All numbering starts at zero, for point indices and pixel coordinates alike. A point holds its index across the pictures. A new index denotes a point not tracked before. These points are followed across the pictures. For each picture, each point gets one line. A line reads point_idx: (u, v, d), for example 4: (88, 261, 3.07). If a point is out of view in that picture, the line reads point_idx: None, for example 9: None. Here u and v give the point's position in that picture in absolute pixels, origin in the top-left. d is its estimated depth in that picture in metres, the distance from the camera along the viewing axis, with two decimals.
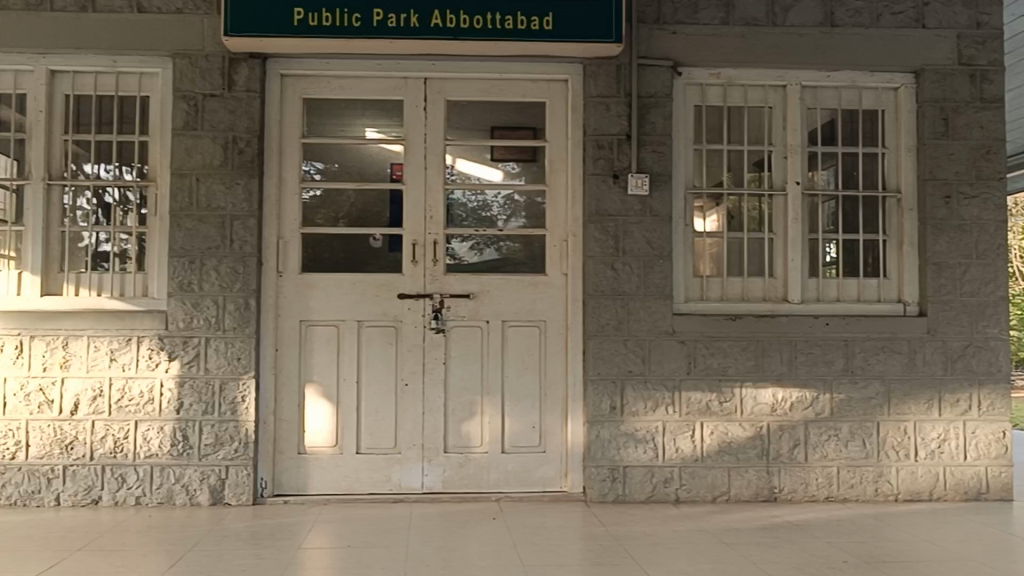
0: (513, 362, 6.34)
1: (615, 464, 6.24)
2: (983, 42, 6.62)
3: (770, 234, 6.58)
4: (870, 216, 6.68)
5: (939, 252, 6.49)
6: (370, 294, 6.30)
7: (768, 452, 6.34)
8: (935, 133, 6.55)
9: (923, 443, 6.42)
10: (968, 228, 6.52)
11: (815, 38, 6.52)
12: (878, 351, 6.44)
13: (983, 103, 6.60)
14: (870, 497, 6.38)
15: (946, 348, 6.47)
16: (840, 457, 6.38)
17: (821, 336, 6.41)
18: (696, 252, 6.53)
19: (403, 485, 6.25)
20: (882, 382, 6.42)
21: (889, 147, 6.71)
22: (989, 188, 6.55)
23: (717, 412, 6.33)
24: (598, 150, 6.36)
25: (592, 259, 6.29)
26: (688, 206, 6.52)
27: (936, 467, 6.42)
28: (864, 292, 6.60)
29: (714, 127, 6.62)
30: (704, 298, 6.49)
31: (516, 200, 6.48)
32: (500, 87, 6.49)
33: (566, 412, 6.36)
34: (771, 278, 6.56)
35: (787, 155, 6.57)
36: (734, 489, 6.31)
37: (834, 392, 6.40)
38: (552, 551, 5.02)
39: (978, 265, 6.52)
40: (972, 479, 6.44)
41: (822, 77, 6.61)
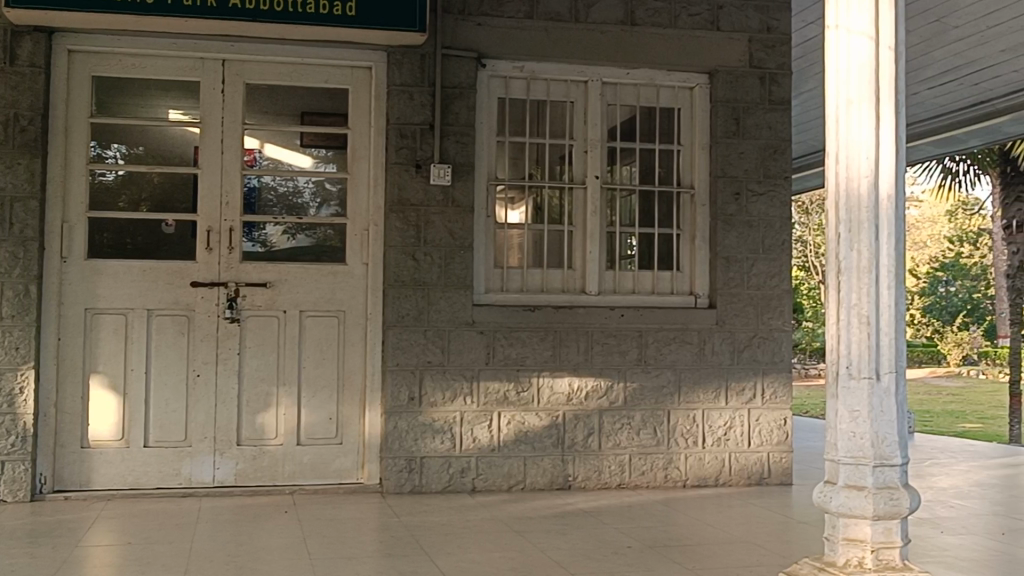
0: (310, 352, 6.24)
1: (413, 455, 6.24)
2: (772, 47, 6.91)
3: (570, 226, 6.69)
4: (666, 212, 6.86)
5: (729, 247, 6.75)
6: (162, 282, 6.07)
7: (563, 440, 6.45)
8: (726, 133, 6.80)
9: (710, 430, 6.67)
10: (756, 224, 6.80)
11: (616, 36, 6.66)
12: (669, 341, 6.64)
13: (772, 105, 6.89)
14: (660, 483, 6.58)
15: (734, 339, 6.73)
16: (632, 445, 6.56)
17: (616, 327, 6.56)
18: (498, 243, 6.58)
19: (193, 479, 6.07)
20: (674, 371, 6.63)
21: (683, 145, 6.91)
22: (775, 186, 6.85)
23: (515, 402, 6.40)
24: (400, 139, 6.32)
25: (393, 249, 6.27)
26: (489, 198, 6.56)
27: (722, 453, 6.68)
28: (658, 284, 6.79)
29: (516, 119, 6.66)
30: (504, 289, 6.55)
31: (326, 187, 6.38)
32: (301, 71, 6.34)
33: (363, 403, 6.31)
34: (570, 270, 6.66)
35: (587, 149, 6.68)
36: (530, 477, 6.40)
37: (627, 381, 6.57)
38: (345, 543, 4.98)
39: (764, 259, 6.80)
40: (755, 463, 6.73)
41: (621, 74, 6.75)
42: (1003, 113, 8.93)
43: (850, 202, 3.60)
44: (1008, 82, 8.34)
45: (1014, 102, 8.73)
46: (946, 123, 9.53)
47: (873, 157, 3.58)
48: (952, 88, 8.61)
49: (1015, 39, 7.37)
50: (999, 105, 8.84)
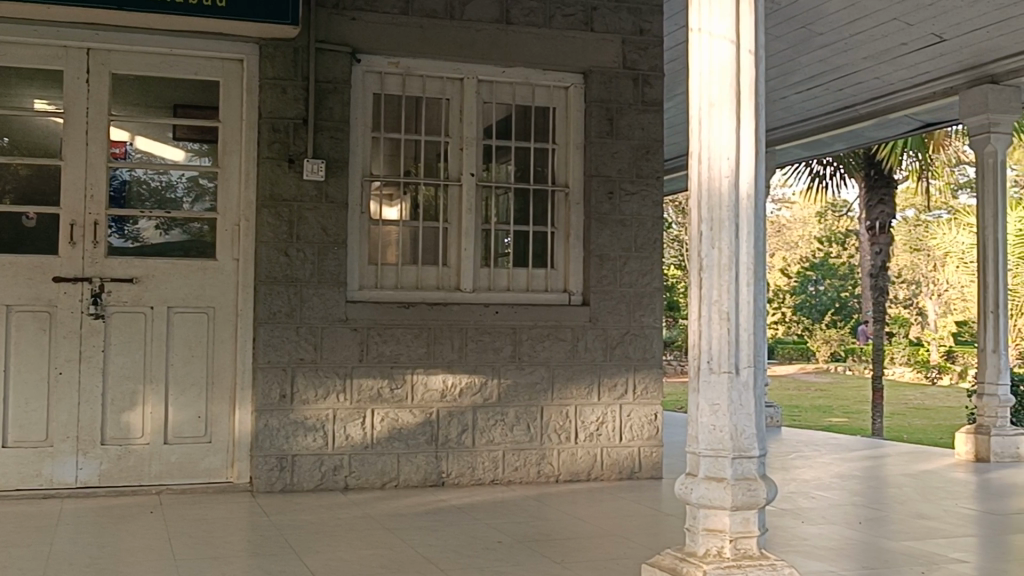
0: (179, 349, 6.11)
1: (284, 453, 6.17)
2: (645, 49, 7.03)
3: (445, 223, 6.69)
4: (541, 210, 6.92)
5: (602, 245, 6.84)
6: (22, 277, 5.87)
7: (437, 437, 6.46)
8: (600, 133, 6.89)
9: (582, 426, 6.75)
10: (628, 223, 6.91)
11: (491, 34, 6.69)
12: (543, 338, 6.71)
13: (644, 106, 7.01)
14: (533, 478, 6.64)
15: (606, 336, 6.83)
16: (506, 441, 6.60)
17: (490, 323, 6.60)
18: (373, 239, 6.54)
19: (55, 480, 5.89)
20: (547, 368, 6.70)
21: (558, 144, 6.98)
22: (647, 186, 6.97)
23: (388, 399, 6.38)
24: (272, 134, 6.24)
25: (264, 244, 6.19)
26: (363, 193, 6.52)
27: (594, 448, 6.77)
28: (533, 282, 6.84)
29: (391, 116, 6.64)
30: (378, 286, 6.52)
31: (201, 182, 6.25)
32: (170, 62, 6.20)
33: (233, 401, 6.20)
34: (444, 267, 6.66)
35: (462, 147, 6.69)
36: (403, 474, 6.38)
37: (501, 378, 6.61)
38: (213, 543, 4.89)
39: (636, 257, 6.92)
40: (626, 458, 6.84)
41: (497, 72, 6.78)
42: (865, 118, 9.26)
43: (712, 201, 3.69)
44: (869, 88, 8.64)
45: (875, 107, 9.06)
46: (812, 127, 9.83)
47: (734, 157, 3.68)
48: (818, 93, 8.88)
49: (876, 47, 7.65)
50: (862, 110, 9.16)
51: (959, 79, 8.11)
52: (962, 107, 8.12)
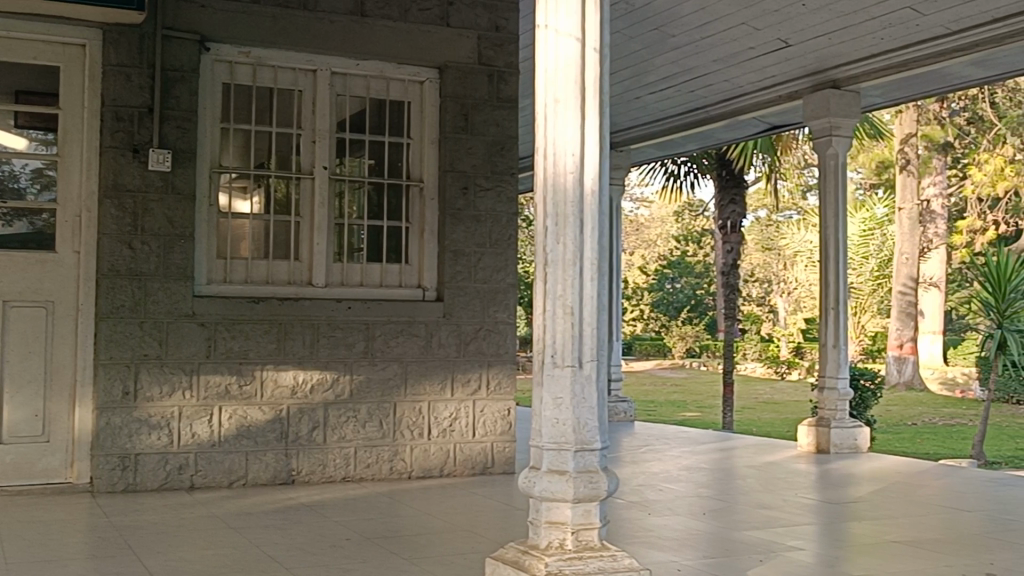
0: (14, 345, 5.85)
1: (126, 452, 5.98)
2: (501, 45, 7.06)
3: (296, 217, 6.58)
4: (394, 204, 6.87)
5: (457, 240, 6.83)
6: None
7: (287, 434, 6.36)
8: (455, 128, 6.89)
9: (435, 422, 6.74)
10: (482, 219, 6.92)
11: (346, 26, 6.61)
12: (396, 334, 6.67)
13: (499, 102, 7.04)
14: (385, 475, 6.60)
15: (459, 332, 6.83)
16: (358, 438, 6.54)
17: (342, 319, 6.53)
18: (222, 232, 6.39)
19: None
20: (400, 364, 6.67)
21: (413, 138, 6.94)
22: (501, 182, 7.00)
23: (237, 396, 6.24)
24: (116, 122, 6.03)
25: (107, 237, 5.98)
26: (212, 185, 6.37)
27: (447, 444, 6.77)
28: (386, 277, 6.80)
29: (242, 106, 6.49)
30: (227, 280, 6.37)
31: (47, 172, 6.00)
32: (7, 45, 5.93)
33: (73, 399, 5.98)
34: (296, 262, 6.56)
35: (315, 140, 6.59)
36: (252, 472, 6.27)
37: (353, 374, 6.54)
38: (48, 546, 4.70)
39: (490, 253, 6.94)
40: (479, 454, 6.86)
41: (351, 65, 6.70)
42: (716, 119, 9.50)
43: (557, 197, 3.71)
44: (720, 90, 8.87)
45: (726, 109, 9.30)
46: (666, 126, 10.03)
47: (578, 154, 3.72)
48: (671, 93, 9.06)
49: (725, 51, 7.85)
50: (713, 111, 9.39)
51: (804, 83, 8.40)
52: (806, 111, 8.41)
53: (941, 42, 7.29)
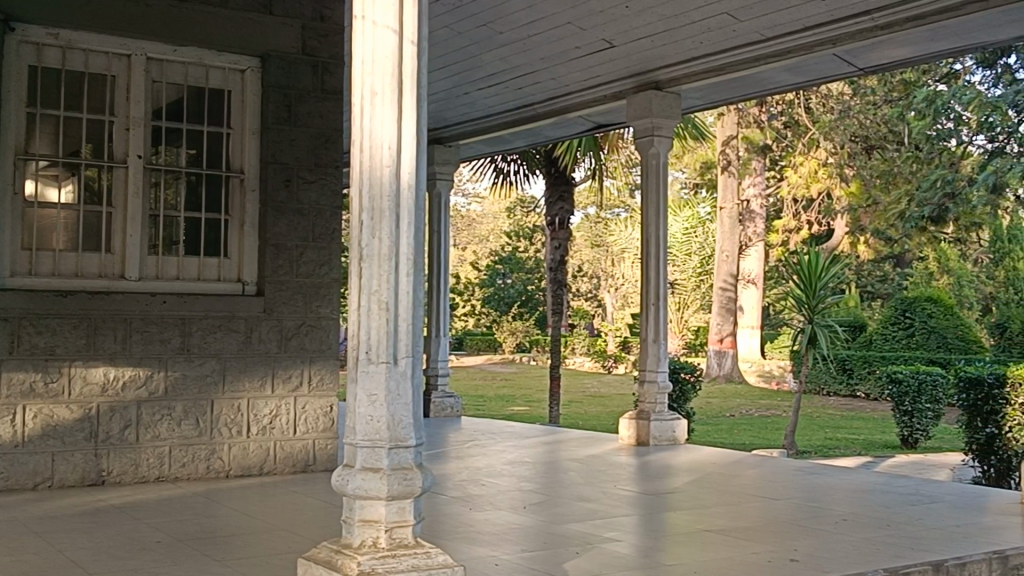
0: None
1: None
2: (325, 36, 6.96)
3: (108, 207, 6.31)
4: (214, 196, 6.66)
5: (278, 234, 6.70)
6: None
7: (97, 434, 6.13)
8: (277, 119, 6.76)
9: (254, 419, 6.61)
10: (305, 212, 6.82)
11: (162, 11, 6.38)
12: (214, 329, 6.49)
13: (324, 94, 6.95)
14: (202, 474, 6.44)
15: (281, 327, 6.71)
16: (173, 436, 6.36)
17: (157, 314, 6.31)
18: (27, 222, 6.06)
19: None
20: (218, 360, 6.50)
21: (233, 128, 6.75)
22: (325, 175, 6.91)
23: (43, 394, 5.98)
24: None
25: None
26: (17, 173, 6.04)
27: (267, 442, 6.64)
28: (204, 271, 6.59)
29: (49, 91, 6.18)
30: (33, 273, 6.05)
31: None
32: None
33: None
34: (108, 254, 6.28)
35: (128, 127, 6.34)
36: (59, 474, 6.01)
37: (168, 370, 6.35)
38: None
39: (314, 247, 6.83)
40: (301, 451, 6.77)
41: (167, 51, 6.47)
42: (543, 117, 9.61)
43: (373, 190, 3.66)
44: (547, 89, 8.97)
45: (552, 107, 9.42)
46: (494, 123, 10.09)
47: (394, 147, 3.68)
48: (499, 90, 9.11)
49: (551, 50, 7.95)
50: (540, 109, 9.50)
51: (626, 84, 8.59)
52: (629, 111, 8.60)
53: (756, 48, 7.56)
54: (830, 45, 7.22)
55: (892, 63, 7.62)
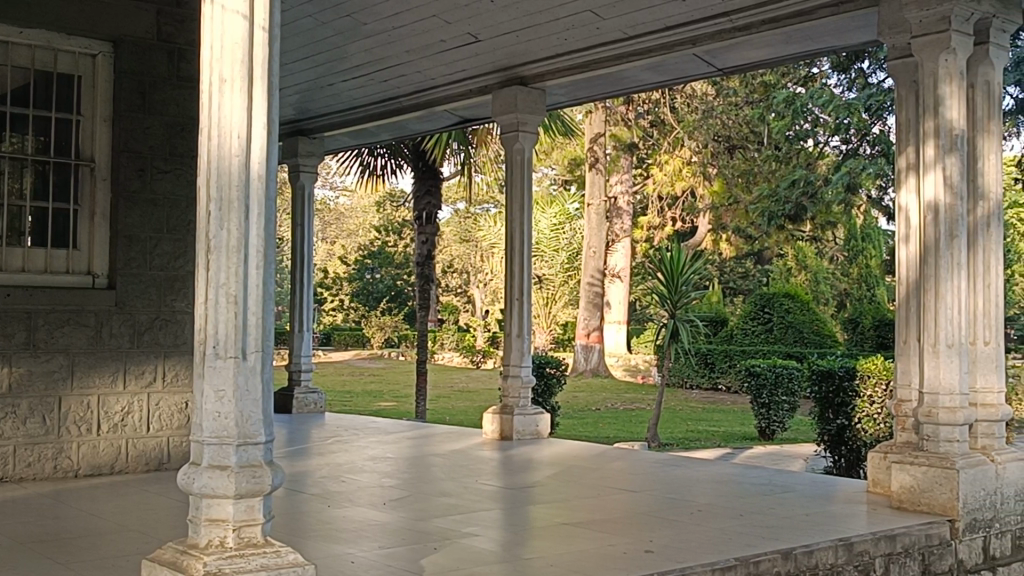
0: None
1: None
2: (182, 21, 6.81)
3: None
4: (63, 185, 6.38)
5: (131, 225, 6.50)
6: None
7: None
8: (131, 106, 6.55)
9: (105, 416, 6.38)
10: (160, 203, 6.64)
11: None
12: (62, 324, 6.24)
13: (180, 81, 6.79)
14: (49, 475, 6.18)
15: (133, 321, 6.51)
16: (18, 435, 6.09)
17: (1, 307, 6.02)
18: None
19: None
20: (67, 356, 6.26)
21: (83, 115, 6.48)
22: (181, 165, 6.76)
23: None
24: None
25: None
26: None
27: (118, 440, 6.43)
28: (52, 263, 6.28)
29: None
30: None
31: None
32: None
33: None
34: None
35: None
36: None
37: (12, 366, 6.09)
38: None
39: (169, 239, 6.66)
40: (155, 449, 6.58)
41: (14, 32, 6.18)
42: (409, 110, 9.54)
43: (221, 180, 3.56)
44: (413, 82, 8.90)
45: (418, 100, 9.36)
46: (359, 115, 9.97)
47: (245, 135, 3.58)
48: (364, 82, 9.01)
49: (416, 43, 7.88)
50: (405, 102, 9.44)
51: (492, 79, 8.60)
52: (495, 106, 8.60)
53: (618, 46, 7.65)
54: (690, 45, 7.34)
55: (749, 64, 7.79)
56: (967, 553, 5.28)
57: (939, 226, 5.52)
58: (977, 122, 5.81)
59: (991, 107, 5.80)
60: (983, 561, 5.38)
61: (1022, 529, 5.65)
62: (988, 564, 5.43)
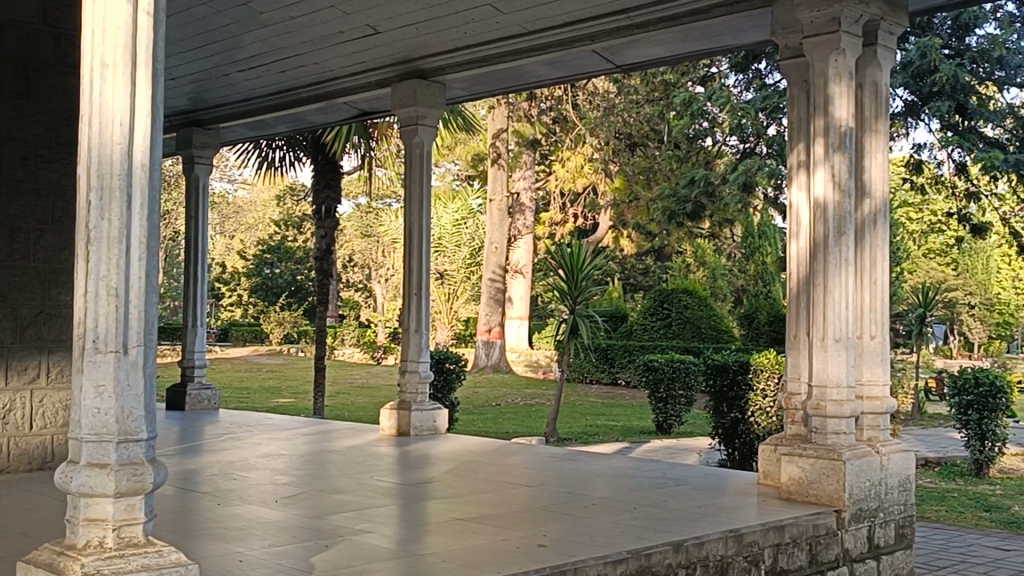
0: None
1: None
2: (68, 7, 6.60)
3: None
4: None
5: (14, 217, 6.27)
6: None
7: None
8: (14, 94, 6.33)
9: None
10: (45, 193, 6.42)
11: None
12: None
13: (66, 68, 6.58)
14: None
15: (15, 316, 6.28)
16: None
17: None
18: None
19: None
20: None
21: None
22: (66, 154, 6.54)
23: None
24: None
25: None
26: None
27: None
28: None
29: None
30: None
31: None
32: None
33: None
34: None
35: None
36: None
37: None
38: None
39: (53, 231, 6.45)
40: (38, 448, 6.37)
41: None
42: (307, 102, 9.41)
43: (102, 168, 3.43)
44: (310, 73, 8.78)
45: (316, 92, 9.23)
46: (255, 106, 9.81)
47: (127, 123, 3.46)
48: (261, 73, 8.85)
49: (312, 34, 7.76)
50: (303, 93, 9.30)
51: (391, 72, 8.52)
52: (394, 99, 8.53)
53: (517, 40, 7.64)
54: (589, 42, 7.36)
55: (647, 62, 7.85)
56: (852, 542, 5.41)
57: (828, 223, 5.62)
58: (866, 121, 5.94)
59: (878, 107, 5.94)
60: (868, 550, 5.51)
61: (906, 518, 5.80)
62: (873, 553, 5.57)
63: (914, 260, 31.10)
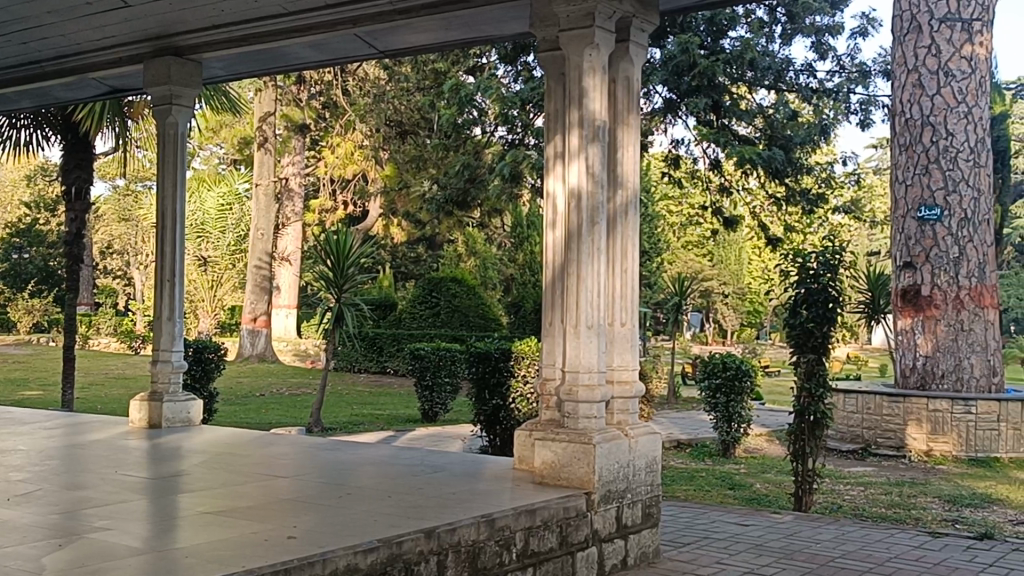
0: None
1: None
2: None
3: None
4: None
5: None
6: None
7: None
8: None
9: None
10: None
11: None
12: None
13: None
14: None
15: None
16: None
17: None
18: None
19: None
20: None
21: None
22: None
23: None
24: None
25: None
26: None
27: None
28: None
29: None
30: None
31: None
32: None
33: None
34: None
35: None
36: None
37: None
38: None
39: None
40: None
41: None
42: (51, 76, 8.86)
43: None
44: (56, 46, 8.25)
45: (62, 66, 8.69)
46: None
47: None
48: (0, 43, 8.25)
49: (55, 5, 7.29)
50: (47, 67, 8.74)
51: (143, 48, 8.13)
52: (145, 76, 8.18)
53: (277, 21, 7.43)
54: (350, 25, 7.25)
55: (409, 48, 7.82)
56: (601, 523, 5.56)
57: (582, 213, 5.75)
58: (618, 115, 6.12)
59: (631, 101, 6.13)
60: (615, 530, 5.68)
61: (652, 497, 6.04)
62: (621, 533, 5.74)
63: (673, 251, 32.51)
